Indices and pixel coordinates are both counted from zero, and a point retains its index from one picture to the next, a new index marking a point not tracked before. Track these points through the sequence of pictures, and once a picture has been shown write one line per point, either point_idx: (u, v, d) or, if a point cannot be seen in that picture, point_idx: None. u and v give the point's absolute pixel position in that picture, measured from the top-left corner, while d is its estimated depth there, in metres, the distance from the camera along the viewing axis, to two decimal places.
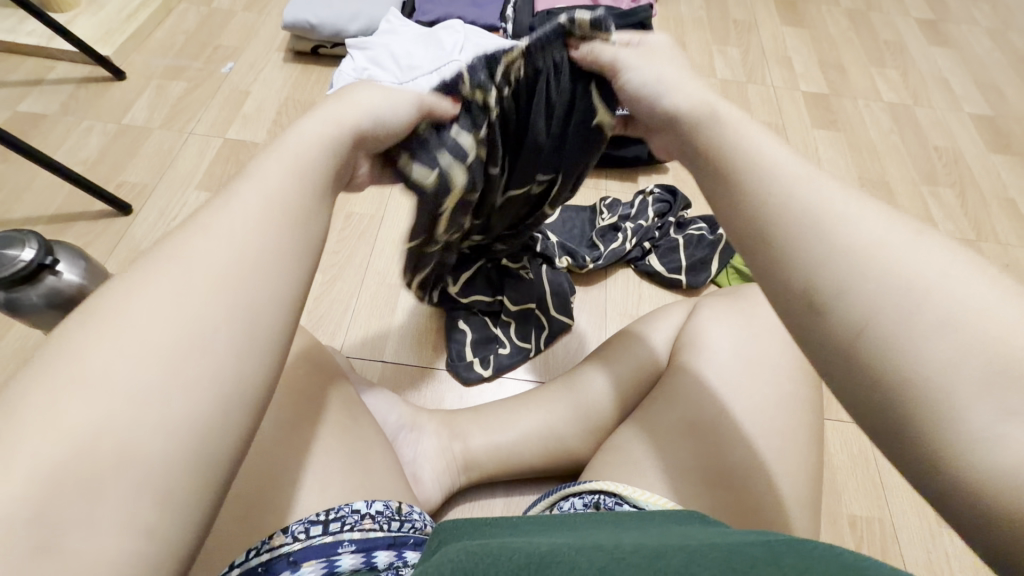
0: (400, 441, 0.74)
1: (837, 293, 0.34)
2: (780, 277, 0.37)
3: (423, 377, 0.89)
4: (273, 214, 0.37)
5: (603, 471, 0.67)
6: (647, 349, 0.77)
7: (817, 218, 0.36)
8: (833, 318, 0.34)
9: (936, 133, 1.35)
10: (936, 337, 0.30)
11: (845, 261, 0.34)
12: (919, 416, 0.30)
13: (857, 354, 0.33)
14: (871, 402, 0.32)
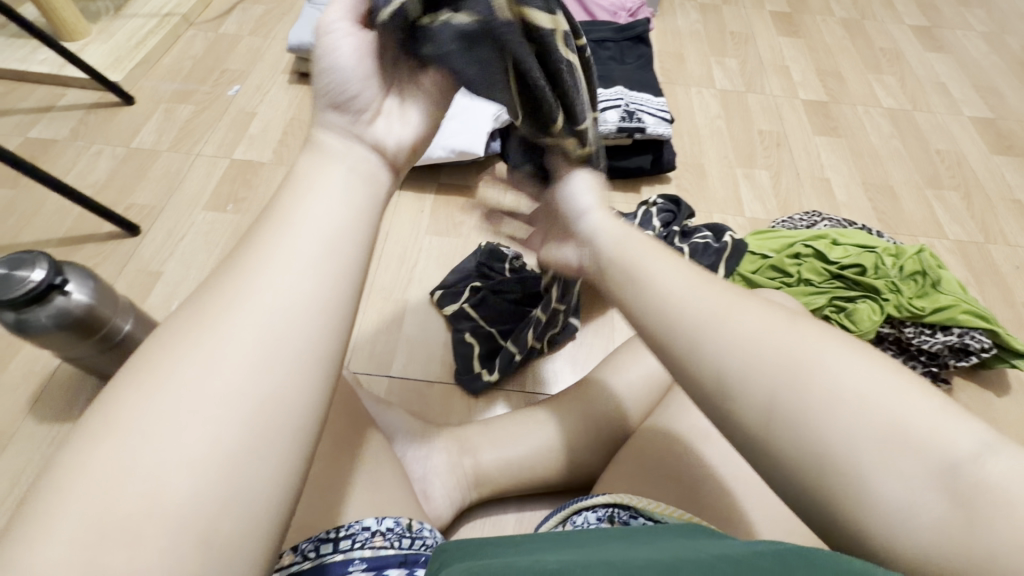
0: (409, 458, 0.73)
1: (746, 388, 0.36)
2: (696, 371, 0.38)
3: (432, 392, 0.88)
4: (319, 249, 0.32)
5: (616, 483, 0.67)
6: (656, 358, 0.77)
7: (706, 323, 0.38)
8: (742, 413, 0.36)
9: (937, 137, 1.36)
10: (847, 426, 0.34)
11: (747, 355, 0.37)
12: (845, 490, 0.34)
13: (776, 447, 0.36)
14: (809, 483, 0.35)
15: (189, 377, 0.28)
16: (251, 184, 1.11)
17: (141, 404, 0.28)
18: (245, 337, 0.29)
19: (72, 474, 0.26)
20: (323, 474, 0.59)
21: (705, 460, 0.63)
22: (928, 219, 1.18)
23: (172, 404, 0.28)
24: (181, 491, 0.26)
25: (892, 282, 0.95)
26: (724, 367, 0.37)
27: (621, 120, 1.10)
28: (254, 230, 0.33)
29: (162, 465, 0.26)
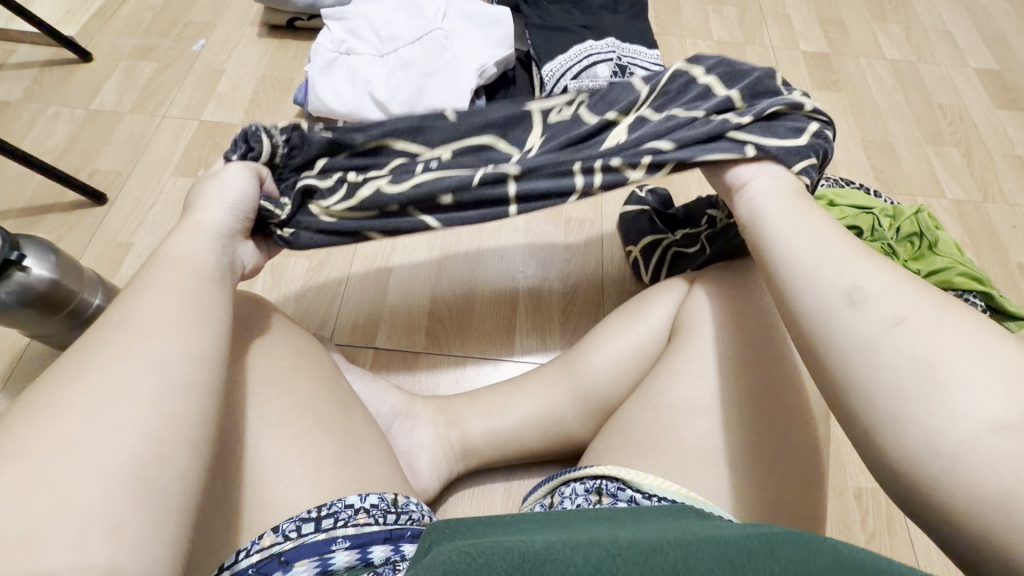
0: (394, 432, 0.72)
1: (877, 298, 0.44)
2: (815, 287, 0.47)
3: (418, 363, 0.87)
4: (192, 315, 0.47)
5: (605, 454, 0.66)
6: (646, 327, 0.74)
7: (847, 259, 0.47)
8: (854, 324, 0.44)
9: (941, 90, 1.30)
10: (955, 350, 0.40)
11: (872, 286, 0.45)
12: (915, 399, 0.40)
13: (869, 355, 0.42)
14: (881, 388, 0.41)
15: (96, 389, 0.39)
16: (222, 148, 1.05)
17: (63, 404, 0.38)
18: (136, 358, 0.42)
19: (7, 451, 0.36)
20: (305, 452, 0.58)
21: (693, 431, 0.63)
22: (927, 178, 1.15)
23: (91, 404, 0.39)
24: (100, 460, 0.37)
25: (887, 245, 0.92)
26: (849, 286, 0.45)
27: (613, 75, 1.01)
28: (141, 289, 0.48)
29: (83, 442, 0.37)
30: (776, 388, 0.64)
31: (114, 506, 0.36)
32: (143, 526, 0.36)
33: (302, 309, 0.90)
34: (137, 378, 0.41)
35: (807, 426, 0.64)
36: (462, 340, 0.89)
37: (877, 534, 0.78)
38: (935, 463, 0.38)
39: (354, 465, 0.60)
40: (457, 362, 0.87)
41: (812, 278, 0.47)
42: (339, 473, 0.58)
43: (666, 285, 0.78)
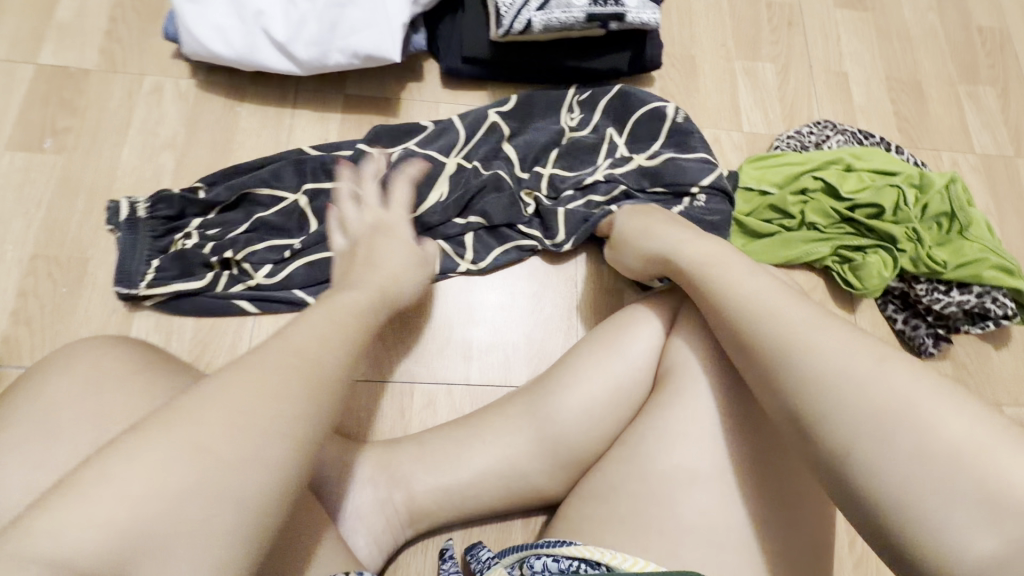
0: (326, 499, 0.60)
1: (819, 416, 0.42)
2: (779, 392, 0.45)
3: (353, 396, 0.71)
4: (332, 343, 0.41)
5: (585, 528, 0.54)
6: (629, 363, 0.61)
7: (790, 353, 0.45)
8: (822, 441, 0.42)
9: (981, 8, 1.08)
10: (912, 464, 0.38)
11: (823, 390, 0.42)
12: (903, 522, 0.37)
13: (856, 475, 0.39)
14: (871, 509, 0.39)
15: (230, 400, 0.35)
16: (73, 105, 0.79)
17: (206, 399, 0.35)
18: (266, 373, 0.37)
19: (145, 445, 0.32)
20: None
21: (692, 504, 0.52)
22: (955, 127, 0.98)
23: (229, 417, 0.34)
24: (222, 480, 0.33)
25: (913, 228, 0.79)
26: (797, 404, 0.44)
27: (591, 4, 0.79)
28: (303, 323, 0.43)
29: (222, 459, 0.33)
30: (782, 445, 0.55)
31: (225, 535, 0.32)
32: (238, 550, 0.33)
33: (193, 349, 0.70)
34: (247, 395, 0.35)
35: (814, 493, 0.54)
36: (408, 360, 0.74)
37: (865, 558, 0.72)
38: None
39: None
40: (402, 389, 0.72)
41: (755, 349, 0.48)
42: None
43: (643, 308, 0.65)
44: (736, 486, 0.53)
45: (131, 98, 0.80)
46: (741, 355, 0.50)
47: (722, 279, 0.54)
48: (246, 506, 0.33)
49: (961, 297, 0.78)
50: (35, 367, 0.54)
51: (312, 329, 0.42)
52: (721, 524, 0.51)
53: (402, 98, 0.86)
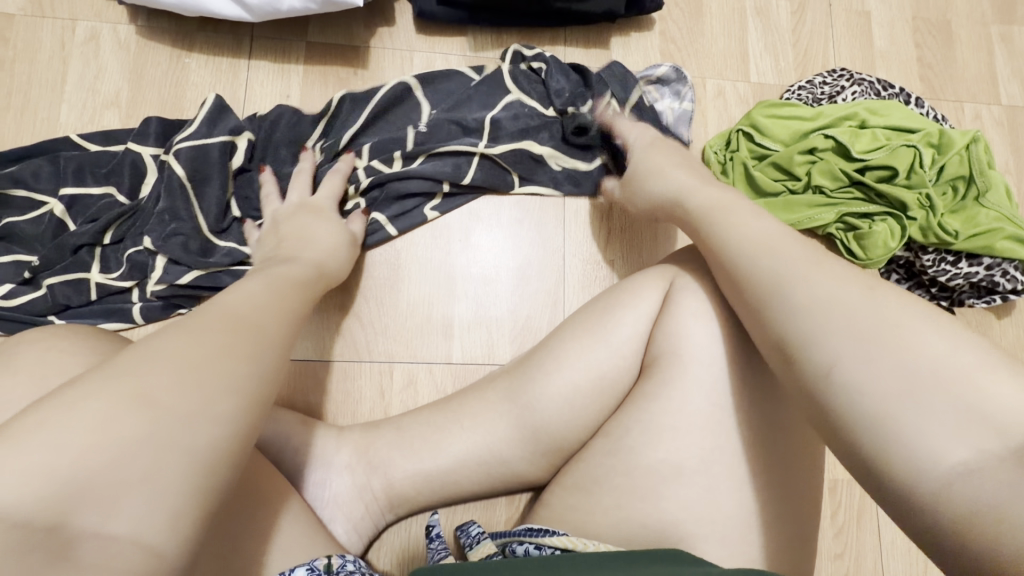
0: (302, 486, 0.59)
1: (805, 342, 0.39)
2: (766, 322, 0.43)
3: (329, 376, 0.69)
4: (267, 313, 0.40)
5: (568, 518, 0.53)
6: (615, 349, 0.58)
7: (786, 281, 0.42)
8: (806, 361, 0.39)
9: None
10: (892, 380, 0.35)
11: (810, 312, 0.40)
12: (880, 436, 0.34)
13: (838, 392, 0.37)
14: (848, 421, 0.36)
15: (183, 351, 0.33)
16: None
17: (161, 350, 0.33)
18: (207, 329, 0.35)
19: (92, 389, 0.29)
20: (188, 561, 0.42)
21: (674, 496, 0.51)
22: (982, 74, 0.89)
23: (169, 368, 0.32)
24: (182, 431, 0.30)
25: (926, 194, 0.74)
26: (782, 332, 0.41)
27: None
28: (236, 296, 0.41)
29: (178, 405, 0.30)
30: (776, 436, 0.52)
31: (176, 481, 0.29)
32: (185, 501, 0.29)
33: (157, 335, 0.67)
34: (198, 345, 0.34)
35: (803, 484, 0.52)
36: (387, 338, 0.70)
37: (846, 527, 0.73)
38: (926, 511, 0.32)
39: (255, 545, 0.45)
40: (381, 369, 0.70)
41: (746, 283, 0.45)
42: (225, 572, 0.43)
43: (636, 284, 0.61)
44: (722, 477, 0.51)
45: (65, 49, 0.72)
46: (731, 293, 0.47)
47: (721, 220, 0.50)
48: (199, 454, 0.30)
49: (969, 269, 0.74)
50: None
51: (252, 298, 0.42)
52: (707, 518, 0.50)
53: (371, 46, 0.77)
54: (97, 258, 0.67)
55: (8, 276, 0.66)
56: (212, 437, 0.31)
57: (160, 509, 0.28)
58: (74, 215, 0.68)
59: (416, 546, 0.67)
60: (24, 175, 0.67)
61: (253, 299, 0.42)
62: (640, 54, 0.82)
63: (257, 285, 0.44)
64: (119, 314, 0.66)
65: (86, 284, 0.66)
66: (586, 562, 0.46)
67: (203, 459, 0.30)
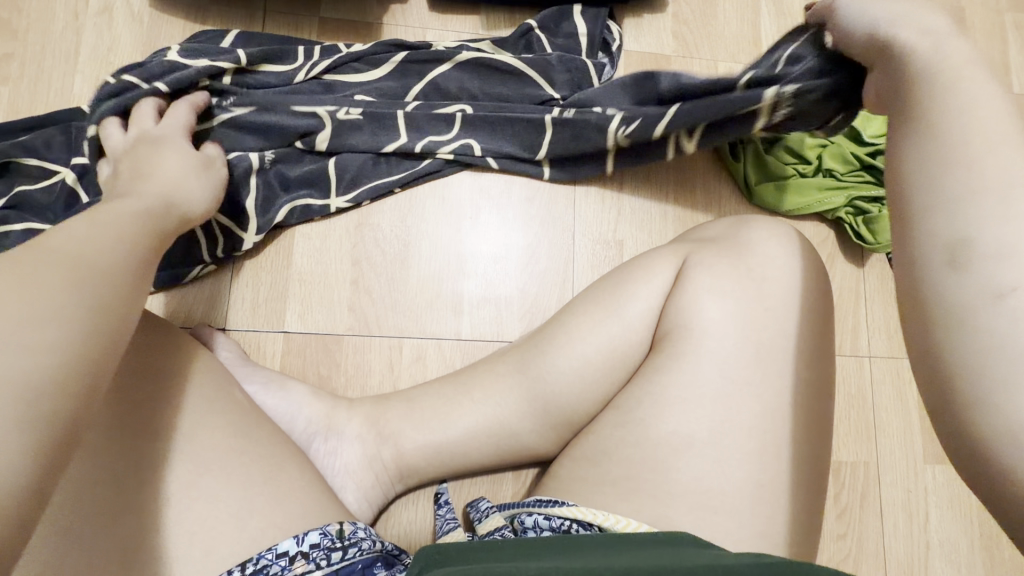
0: (313, 454, 0.59)
1: (994, 256, 0.35)
2: (930, 227, 0.38)
3: (339, 350, 0.69)
4: (124, 250, 0.38)
5: (576, 489, 0.54)
6: (625, 325, 0.58)
7: (996, 193, 0.36)
8: (971, 275, 0.35)
9: None
10: None
11: (1011, 230, 0.35)
12: (1004, 369, 0.33)
13: (983, 326, 0.34)
14: (973, 353, 0.34)
15: (22, 280, 0.30)
16: (11, 26, 0.71)
17: (1, 277, 0.29)
18: (38, 261, 0.32)
19: None
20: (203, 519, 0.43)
21: (684, 469, 0.51)
22: (996, 62, 0.89)
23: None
24: (8, 361, 0.27)
25: None
26: (964, 239, 0.36)
27: None
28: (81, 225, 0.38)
29: (5, 338, 0.27)
30: (783, 406, 0.52)
31: (23, 416, 0.27)
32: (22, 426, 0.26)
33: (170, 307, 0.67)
34: (39, 276, 0.31)
35: (810, 455, 0.53)
36: (397, 313, 0.71)
37: (849, 508, 0.74)
38: (998, 460, 0.33)
39: (272, 507, 0.46)
40: (391, 343, 0.70)
41: (937, 181, 0.39)
42: (239, 533, 0.43)
43: (647, 261, 0.61)
44: (732, 451, 0.51)
45: (78, 20, 0.72)
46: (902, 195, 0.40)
47: (975, 117, 0.39)
48: (30, 394, 0.27)
49: None
50: None
51: (91, 229, 0.38)
52: (716, 490, 0.50)
53: (384, 23, 0.77)
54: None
55: (21, 243, 0.66)
56: (47, 366, 0.28)
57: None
58: (84, 185, 0.68)
59: (422, 519, 0.68)
60: (36, 144, 0.67)
61: (99, 232, 0.38)
62: (653, 35, 0.82)
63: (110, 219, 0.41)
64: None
65: None
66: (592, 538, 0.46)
67: (36, 394, 0.27)
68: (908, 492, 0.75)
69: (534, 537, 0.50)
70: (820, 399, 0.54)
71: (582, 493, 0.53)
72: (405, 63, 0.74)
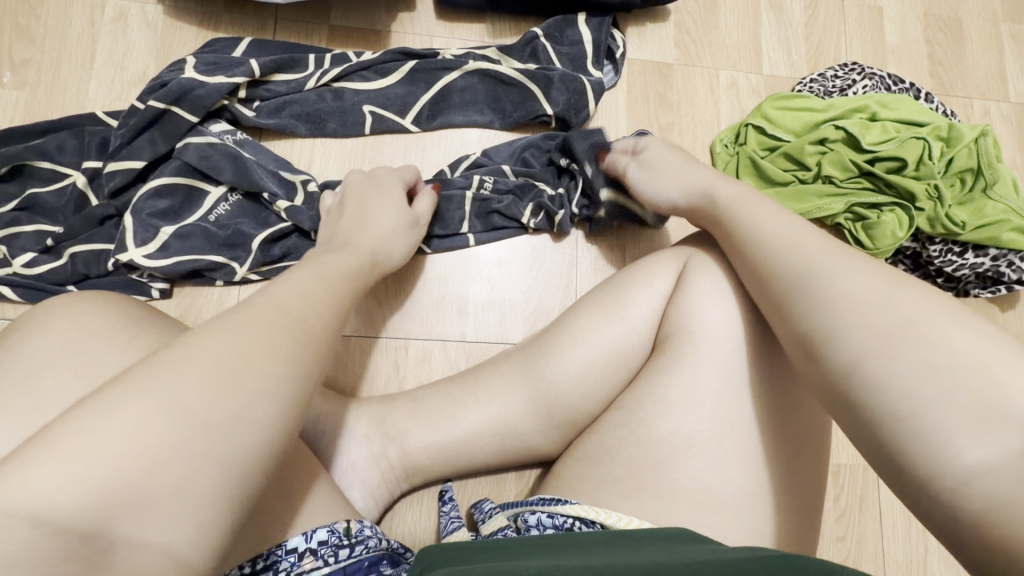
0: (320, 452, 0.60)
1: (827, 338, 0.41)
2: (787, 322, 0.45)
3: (346, 351, 0.70)
4: (313, 307, 0.41)
5: (579, 488, 0.55)
6: (629, 327, 0.60)
7: (803, 277, 0.45)
8: (829, 358, 0.41)
9: None
10: (903, 376, 0.37)
11: (836, 309, 0.42)
12: (897, 429, 0.37)
13: (864, 391, 0.39)
14: (872, 413, 0.38)
15: (224, 358, 0.34)
16: (29, 33, 0.72)
17: (204, 351, 0.34)
18: (248, 331, 0.36)
19: (128, 395, 0.30)
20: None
21: (684, 469, 0.52)
22: (992, 71, 0.90)
23: (210, 378, 0.32)
24: (215, 439, 0.31)
25: (934, 185, 0.75)
26: (809, 332, 0.43)
27: None
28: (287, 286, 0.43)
29: (209, 418, 0.31)
30: (782, 409, 0.53)
31: (205, 492, 0.30)
32: (213, 505, 0.31)
33: (180, 307, 0.69)
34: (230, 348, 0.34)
35: (809, 457, 0.54)
36: (403, 315, 0.72)
37: (848, 510, 0.74)
38: (945, 503, 0.34)
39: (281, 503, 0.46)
40: (396, 344, 0.71)
41: (771, 277, 0.47)
42: None
43: (650, 264, 0.62)
44: (733, 453, 0.52)
45: (94, 27, 0.73)
46: (757, 283, 0.48)
47: (759, 222, 0.50)
48: (240, 463, 0.32)
49: (975, 259, 0.76)
50: (17, 323, 0.52)
51: (302, 289, 0.43)
52: (715, 490, 0.51)
53: (392, 31, 0.79)
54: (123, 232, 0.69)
55: (31, 244, 0.67)
56: (245, 446, 0.32)
57: (192, 518, 0.30)
58: (95, 188, 0.69)
59: (427, 518, 0.68)
60: (50, 147, 0.68)
61: (306, 283, 0.44)
62: (655, 44, 0.84)
63: (314, 269, 0.47)
64: (138, 286, 0.67)
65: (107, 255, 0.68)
66: (593, 537, 0.47)
67: (245, 464, 0.32)
68: None
69: (538, 535, 0.51)
70: (819, 401, 0.55)
71: (585, 493, 0.54)
72: (407, 72, 0.76)
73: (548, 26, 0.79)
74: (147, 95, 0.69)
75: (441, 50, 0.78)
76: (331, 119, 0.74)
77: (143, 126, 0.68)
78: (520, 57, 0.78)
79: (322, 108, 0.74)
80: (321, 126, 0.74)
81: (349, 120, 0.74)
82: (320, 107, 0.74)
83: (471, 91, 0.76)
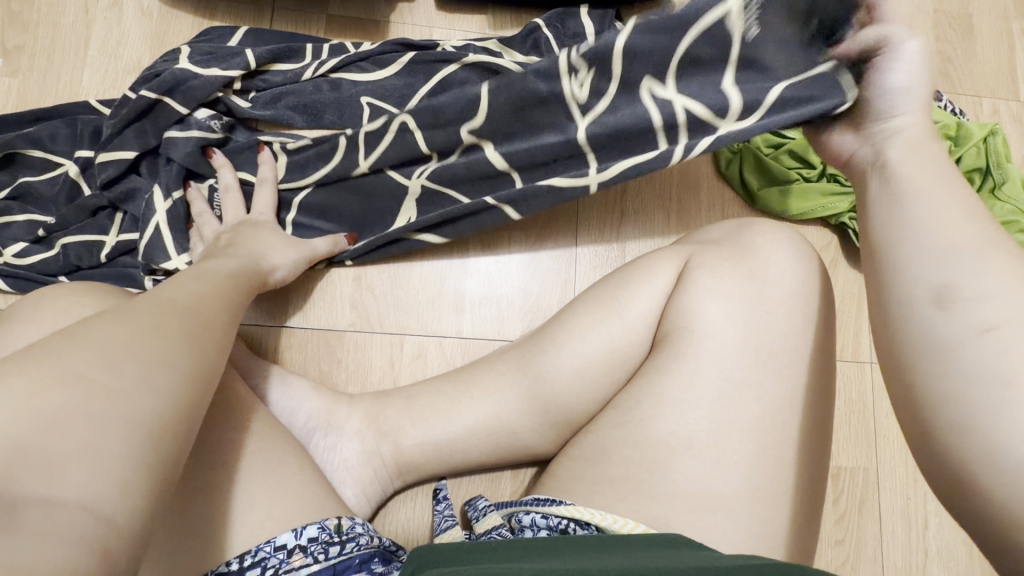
0: (312, 448, 0.60)
1: (970, 299, 0.37)
2: (904, 273, 0.40)
3: (342, 346, 0.69)
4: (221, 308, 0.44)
5: (574, 488, 0.54)
6: (627, 325, 0.59)
7: (953, 244, 0.39)
8: (936, 316, 0.38)
9: None
10: (1010, 368, 0.34)
11: (990, 282, 0.37)
12: (981, 413, 0.34)
13: (956, 370, 0.36)
14: (942, 392, 0.36)
15: (124, 332, 0.33)
16: (23, 20, 0.71)
17: (106, 328, 0.33)
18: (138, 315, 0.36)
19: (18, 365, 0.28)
20: (203, 509, 0.43)
21: (682, 471, 0.51)
22: (1003, 68, 0.89)
23: (113, 346, 0.32)
24: (115, 397, 0.29)
25: None
26: (942, 284, 0.38)
27: None
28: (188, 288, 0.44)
29: (112, 377, 0.30)
30: (781, 412, 0.52)
31: (119, 449, 0.28)
32: (124, 464, 0.28)
33: None
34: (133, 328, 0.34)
35: (811, 459, 0.53)
36: (399, 309, 0.71)
37: (847, 514, 0.73)
38: (997, 504, 0.33)
39: (270, 499, 0.46)
40: (392, 340, 0.70)
41: (899, 229, 0.41)
42: (237, 527, 0.43)
43: (650, 261, 0.61)
44: (732, 455, 0.51)
45: (89, 14, 0.72)
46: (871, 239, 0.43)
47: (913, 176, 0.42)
48: (146, 422, 0.30)
49: None
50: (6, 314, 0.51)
51: (195, 293, 0.44)
52: (713, 492, 0.50)
53: (391, 21, 0.78)
54: (115, 223, 0.68)
55: (23, 235, 0.67)
56: (151, 407, 0.30)
57: (104, 475, 0.27)
58: (88, 178, 0.69)
59: (421, 516, 0.68)
60: (42, 136, 0.67)
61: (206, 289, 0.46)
62: None
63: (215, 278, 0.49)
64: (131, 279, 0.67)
65: (100, 247, 0.67)
66: (585, 543, 0.46)
67: (149, 422, 0.30)
68: (908, 498, 0.75)
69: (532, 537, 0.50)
70: (820, 403, 0.54)
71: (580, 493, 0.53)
72: (406, 62, 0.74)
73: (549, 17, 0.78)
74: (140, 85, 0.68)
75: (440, 41, 0.77)
76: (328, 110, 0.73)
77: (134, 117, 0.67)
78: (522, 50, 0.77)
79: (315, 98, 0.72)
80: (314, 116, 0.72)
81: (344, 111, 0.73)
82: (314, 98, 0.72)
83: (467, 83, 0.75)
